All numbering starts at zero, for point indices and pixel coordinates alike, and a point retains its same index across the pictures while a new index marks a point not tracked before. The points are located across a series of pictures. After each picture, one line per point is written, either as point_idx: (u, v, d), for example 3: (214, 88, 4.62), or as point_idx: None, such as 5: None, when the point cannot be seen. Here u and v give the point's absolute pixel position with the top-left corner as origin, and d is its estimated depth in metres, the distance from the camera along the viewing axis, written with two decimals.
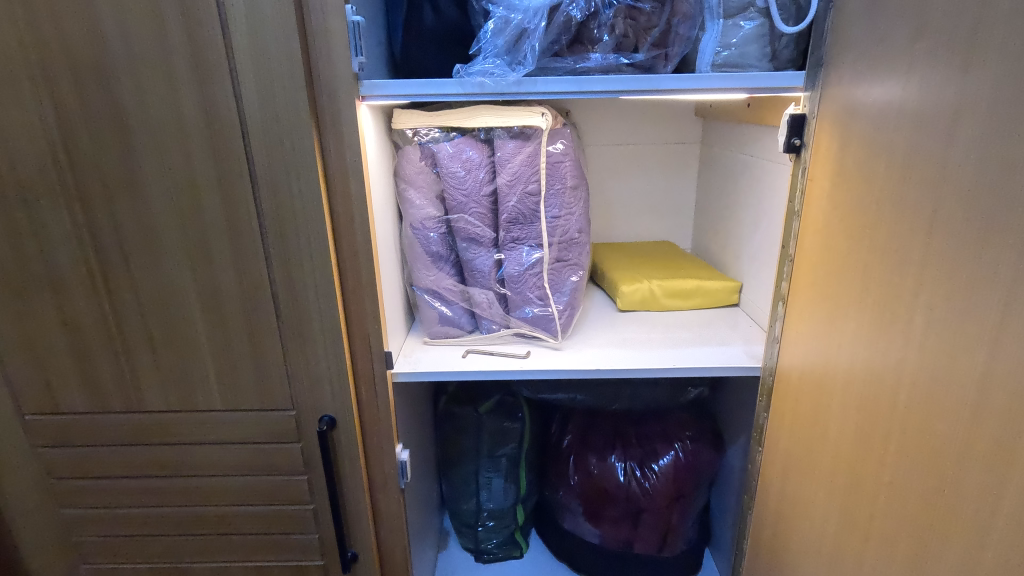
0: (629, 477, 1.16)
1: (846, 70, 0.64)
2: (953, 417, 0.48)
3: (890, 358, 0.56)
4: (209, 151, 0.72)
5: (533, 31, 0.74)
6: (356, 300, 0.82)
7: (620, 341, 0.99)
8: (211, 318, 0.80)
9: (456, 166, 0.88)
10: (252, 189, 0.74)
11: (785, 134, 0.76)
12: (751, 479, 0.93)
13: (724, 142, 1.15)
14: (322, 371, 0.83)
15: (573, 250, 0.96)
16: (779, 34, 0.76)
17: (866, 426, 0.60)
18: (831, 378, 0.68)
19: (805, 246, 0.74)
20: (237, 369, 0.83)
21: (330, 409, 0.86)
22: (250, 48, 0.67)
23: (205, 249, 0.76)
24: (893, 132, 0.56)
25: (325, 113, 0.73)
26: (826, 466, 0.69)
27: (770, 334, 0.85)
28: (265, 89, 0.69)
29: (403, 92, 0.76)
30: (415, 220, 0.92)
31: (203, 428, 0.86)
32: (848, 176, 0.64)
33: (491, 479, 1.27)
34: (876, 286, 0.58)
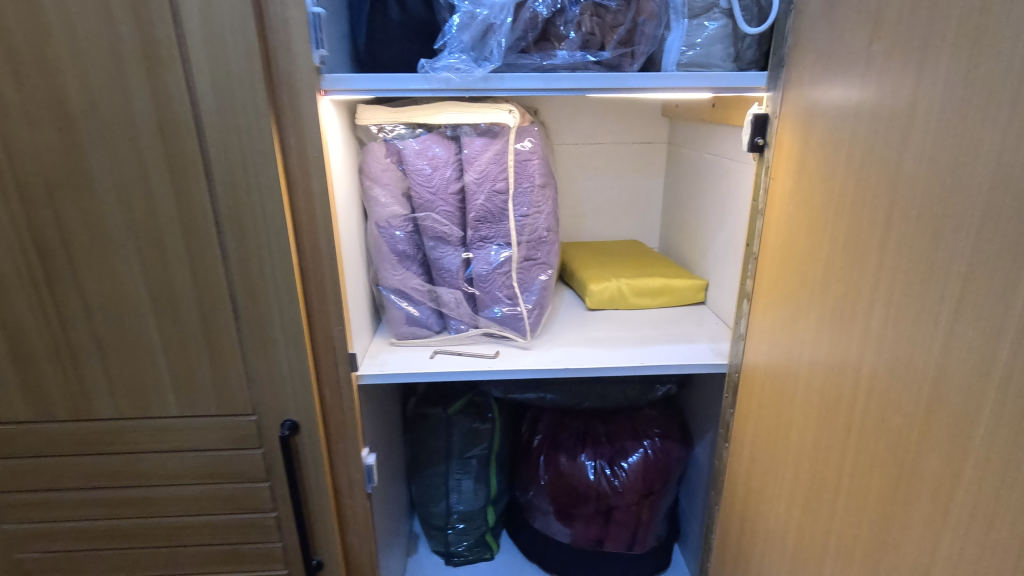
0: (599, 475, 1.16)
1: (805, 71, 0.66)
2: (910, 411, 0.49)
3: (850, 353, 0.57)
4: (161, 144, 0.69)
5: (499, 26, 0.74)
6: (320, 300, 0.80)
7: (589, 340, 0.99)
8: (165, 320, 0.76)
9: (422, 163, 0.87)
10: (207, 184, 0.71)
11: (749, 134, 0.76)
12: (718, 475, 0.94)
13: (690, 142, 1.17)
14: (284, 374, 0.80)
15: (542, 248, 0.95)
16: (743, 35, 0.77)
17: (828, 420, 0.62)
18: (794, 374, 0.69)
19: (768, 245, 0.75)
20: (193, 373, 0.79)
21: (292, 413, 0.83)
22: (204, 37, 0.64)
23: (157, 248, 0.73)
24: (851, 131, 0.57)
25: (285, 107, 0.71)
26: (790, 461, 0.70)
27: (736, 332, 0.87)
28: (221, 81, 0.66)
29: (366, 87, 0.74)
30: (381, 218, 0.90)
31: (158, 435, 0.83)
32: (808, 175, 0.65)
33: (461, 481, 1.25)
34: (837, 283, 0.59)
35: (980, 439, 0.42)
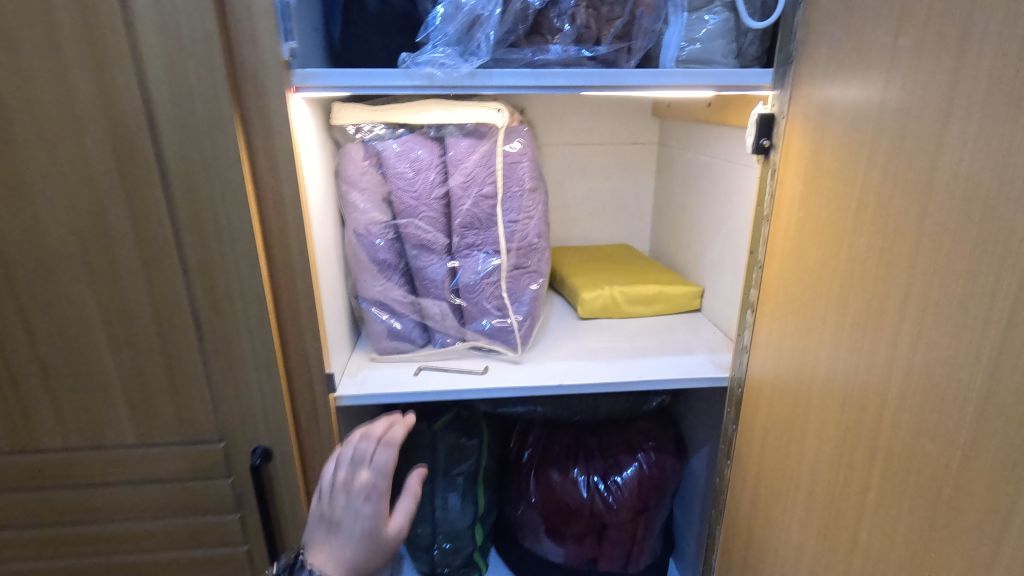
0: (592, 492, 1.11)
1: (817, 68, 0.61)
2: (948, 440, 0.45)
3: (874, 373, 0.53)
4: (110, 146, 0.61)
5: (487, 18, 0.68)
6: (293, 317, 0.73)
7: (583, 352, 0.93)
8: (119, 340, 0.69)
9: (404, 166, 0.81)
10: (164, 190, 0.63)
11: (753, 135, 0.72)
12: (720, 493, 0.89)
13: (682, 143, 1.12)
14: (254, 397, 0.73)
15: (533, 256, 0.90)
16: (745, 30, 0.72)
17: (848, 444, 0.57)
18: (807, 392, 0.64)
19: (775, 253, 0.71)
20: (152, 397, 0.72)
21: (264, 440, 0.76)
22: (158, 27, 0.58)
23: (108, 261, 0.66)
24: (874, 133, 0.52)
25: (251, 106, 0.64)
26: (803, 484, 0.65)
27: (738, 344, 0.82)
28: (178, 76, 0.59)
29: (341, 83, 0.67)
30: (359, 225, 0.84)
31: (113, 466, 0.75)
32: (821, 179, 0.61)
33: (446, 499, 1.18)
34: (857, 297, 0.55)
35: None
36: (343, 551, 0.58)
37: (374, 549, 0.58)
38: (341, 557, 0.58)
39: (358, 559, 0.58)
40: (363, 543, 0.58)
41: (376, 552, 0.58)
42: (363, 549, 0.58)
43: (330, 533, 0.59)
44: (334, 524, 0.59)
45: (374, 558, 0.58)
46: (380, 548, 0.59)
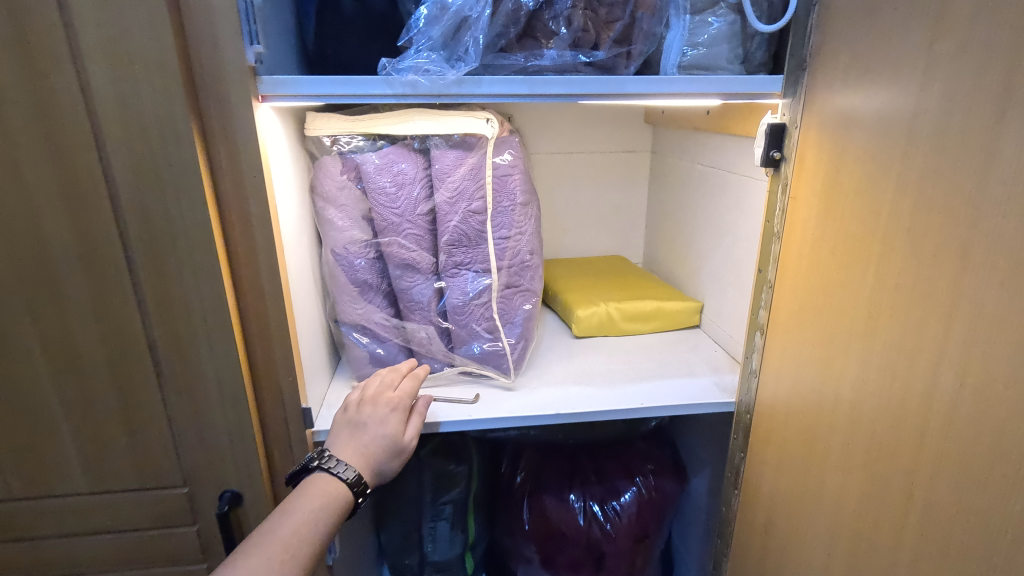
0: (590, 519, 1.06)
1: (835, 75, 0.56)
2: (1006, 493, 0.40)
3: (911, 411, 0.48)
4: (51, 163, 0.54)
5: (476, 20, 0.62)
6: (264, 348, 0.66)
7: (580, 376, 0.88)
8: (65, 379, 0.61)
9: (385, 180, 0.74)
10: (115, 213, 0.57)
11: (762, 146, 0.67)
12: (728, 524, 0.84)
13: (678, 151, 1.07)
14: (221, 438, 0.66)
15: (526, 275, 0.84)
16: (752, 34, 0.68)
17: (878, 485, 0.52)
18: (827, 425, 0.60)
19: (787, 273, 0.66)
20: (106, 441, 0.65)
21: (233, 483, 0.69)
22: (103, 30, 0.51)
23: (51, 292, 0.58)
24: (906, 148, 0.48)
25: (213, 117, 0.57)
26: (824, 524, 0.61)
27: (746, 368, 0.77)
28: (128, 85, 0.53)
29: (314, 91, 0.60)
30: (337, 244, 0.77)
31: (63, 517, 0.67)
32: (841, 196, 0.56)
33: (434, 528, 1.11)
34: (889, 327, 0.50)
35: None
36: (369, 448, 0.66)
37: (393, 450, 0.68)
38: (365, 452, 0.66)
39: (379, 455, 0.66)
40: (387, 443, 0.67)
41: (395, 452, 0.68)
42: (384, 448, 0.67)
43: (357, 432, 0.67)
44: (363, 424, 0.68)
45: (392, 458, 0.67)
46: (399, 449, 0.68)
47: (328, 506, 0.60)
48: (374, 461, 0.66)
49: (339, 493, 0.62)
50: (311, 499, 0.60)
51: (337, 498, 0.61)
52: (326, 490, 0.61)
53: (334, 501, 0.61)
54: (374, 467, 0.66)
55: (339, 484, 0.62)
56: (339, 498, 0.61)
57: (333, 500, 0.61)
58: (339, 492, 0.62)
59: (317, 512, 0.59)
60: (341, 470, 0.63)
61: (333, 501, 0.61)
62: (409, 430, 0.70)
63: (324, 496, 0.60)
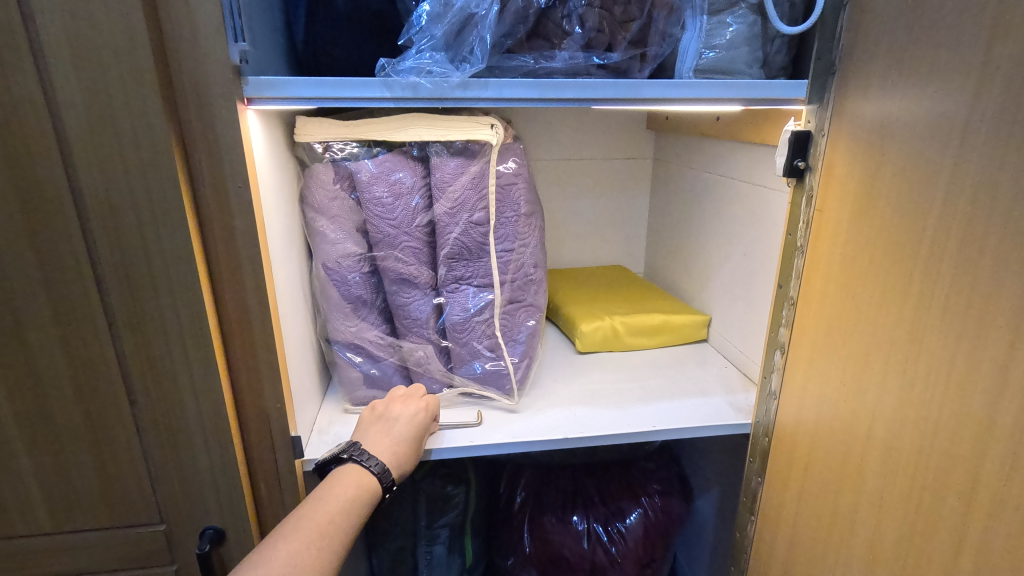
0: (595, 543, 1.00)
1: (869, 80, 0.52)
2: None
3: (963, 445, 0.44)
4: (8, 173, 0.49)
5: (483, 18, 0.58)
6: (250, 373, 0.61)
7: (586, 396, 0.83)
8: (25, 410, 0.55)
9: (381, 190, 0.69)
10: (82, 227, 0.51)
11: (785, 155, 0.63)
12: (742, 551, 0.80)
13: (683, 158, 1.03)
14: (202, 472, 0.61)
15: (529, 289, 0.79)
16: (773, 36, 0.64)
17: (921, 524, 0.48)
18: (859, 454, 0.55)
19: (812, 290, 0.62)
20: (72, 476, 0.59)
21: (215, 520, 0.63)
22: (68, 26, 0.45)
23: (10, 316, 0.52)
24: (957, 159, 0.44)
25: (192, 121, 0.52)
26: (856, 560, 0.56)
27: (764, 388, 0.73)
28: (96, 87, 0.47)
29: (306, 94, 0.56)
30: (329, 258, 0.72)
31: (25, 560, 0.61)
32: (876, 210, 0.52)
33: (431, 553, 1.05)
34: (936, 351, 0.46)
35: None
36: (405, 447, 0.65)
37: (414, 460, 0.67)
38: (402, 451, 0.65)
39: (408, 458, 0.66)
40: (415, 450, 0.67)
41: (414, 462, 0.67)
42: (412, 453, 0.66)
43: (390, 429, 0.67)
44: (388, 417, 0.69)
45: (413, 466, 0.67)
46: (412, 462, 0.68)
47: (358, 497, 0.59)
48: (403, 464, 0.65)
49: (371, 484, 0.61)
50: (343, 489, 0.59)
51: (365, 488, 0.60)
52: (358, 481, 0.60)
53: (362, 490, 0.59)
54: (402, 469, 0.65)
55: (366, 475, 0.61)
56: (367, 490, 0.60)
57: (365, 491, 0.60)
58: (369, 484, 0.60)
59: (349, 502, 0.58)
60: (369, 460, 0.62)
61: (364, 492, 0.60)
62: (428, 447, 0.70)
63: (356, 486, 0.59)
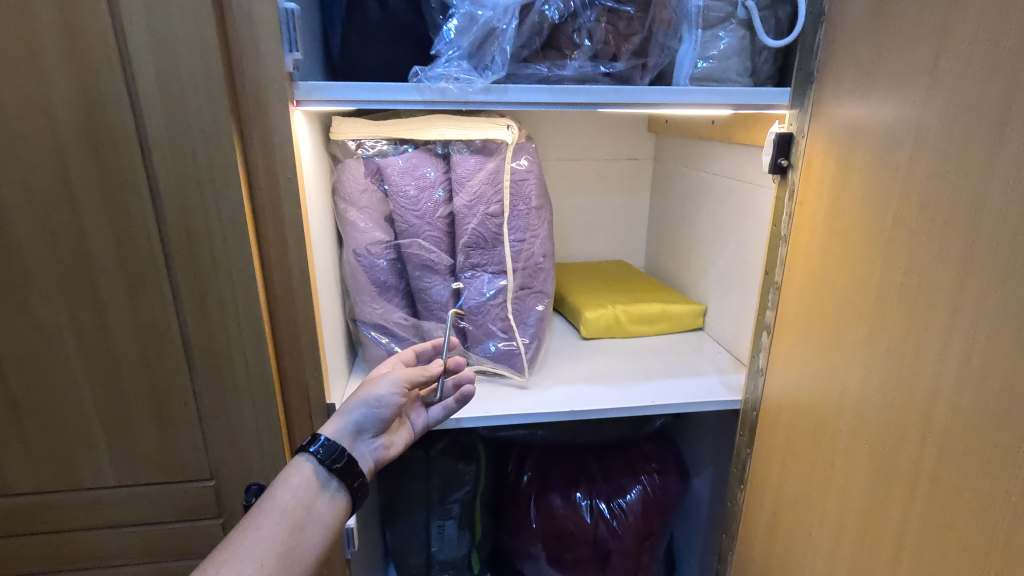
0: (597, 517, 1.07)
1: (842, 88, 0.60)
2: (1003, 477, 0.43)
3: (916, 402, 0.51)
4: (93, 162, 0.56)
5: (504, 31, 0.65)
6: (292, 345, 0.68)
7: (590, 375, 0.91)
8: (99, 373, 0.63)
9: (408, 183, 0.77)
10: (154, 210, 0.58)
11: (770, 154, 0.71)
12: (732, 519, 0.87)
13: (681, 159, 1.11)
14: (248, 433, 0.68)
15: (539, 276, 0.87)
16: (761, 48, 0.71)
17: (883, 475, 0.55)
18: (833, 419, 0.63)
19: (794, 275, 0.69)
20: (135, 434, 0.66)
21: (259, 477, 0.71)
22: (151, 38, 0.53)
23: (88, 289, 0.60)
24: (911, 157, 0.51)
25: (251, 121, 0.59)
26: (830, 514, 0.64)
27: (752, 366, 0.81)
28: (173, 91, 0.55)
29: (348, 97, 0.63)
30: (359, 245, 0.80)
31: (90, 511, 0.69)
32: (848, 202, 0.59)
33: (443, 527, 1.12)
34: (894, 322, 0.53)
35: None
36: (347, 414, 0.64)
37: (372, 423, 0.65)
38: (343, 419, 0.63)
39: (354, 425, 0.63)
40: (366, 411, 0.64)
41: (370, 425, 0.64)
42: (359, 418, 0.64)
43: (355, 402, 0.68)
44: None
45: (368, 432, 0.64)
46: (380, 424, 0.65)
47: (301, 493, 0.57)
48: (347, 434, 0.63)
49: (312, 475, 0.59)
50: (281, 490, 0.57)
51: (312, 477, 0.59)
52: (297, 477, 0.58)
53: (307, 482, 0.59)
54: (348, 440, 0.63)
55: (314, 461, 0.60)
56: (315, 481, 0.59)
57: (308, 484, 0.58)
58: (315, 474, 0.59)
59: (290, 500, 0.57)
60: (312, 444, 0.60)
61: (308, 485, 0.58)
62: (396, 401, 0.65)
63: (296, 483, 0.58)
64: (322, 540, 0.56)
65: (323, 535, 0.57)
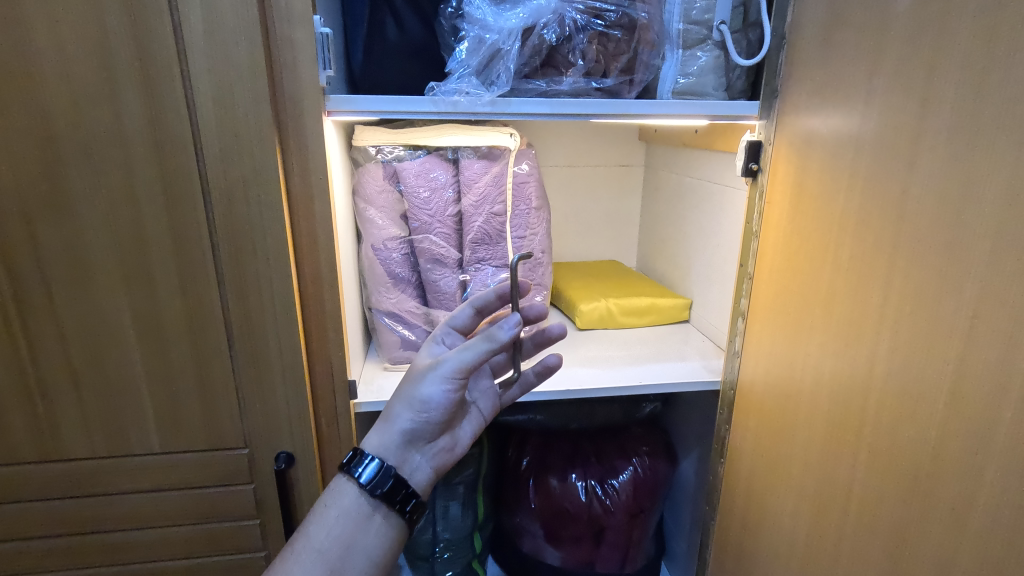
0: (591, 496, 1.15)
1: (801, 103, 0.69)
2: (924, 425, 0.52)
3: (859, 369, 0.60)
4: (155, 164, 0.65)
5: (508, 51, 0.75)
6: (319, 327, 0.77)
7: (585, 360, 1.00)
8: (150, 350, 0.71)
9: (421, 185, 0.86)
10: (205, 207, 0.67)
11: (743, 159, 0.81)
12: (714, 490, 0.96)
13: (668, 166, 1.21)
14: (280, 405, 0.77)
15: (537, 270, 0.95)
16: (734, 66, 0.81)
17: (835, 434, 0.64)
18: (796, 391, 0.72)
19: (764, 266, 0.79)
20: (180, 405, 0.74)
21: (287, 446, 0.79)
22: (208, 58, 0.62)
23: (145, 276, 0.68)
24: (854, 160, 0.60)
25: (289, 129, 0.68)
26: (794, 474, 0.72)
27: (730, 349, 0.89)
28: (224, 102, 0.64)
29: (372, 108, 0.72)
30: (377, 240, 0.88)
31: (136, 475, 0.77)
32: (807, 199, 0.68)
33: (447, 507, 1.18)
34: (842, 302, 0.62)
35: (999, 448, 0.45)
36: (392, 425, 0.61)
37: (422, 430, 0.62)
38: (389, 430, 0.61)
39: (402, 435, 0.61)
40: (411, 418, 0.61)
41: (419, 432, 0.62)
42: (406, 427, 0.61)
43: None
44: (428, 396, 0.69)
45: (420, 440, 0.62)
46: (431, 430, 0.62)
47: (338, 531, 0.58)
48: (396, 448, 0.60)
49: (352, 503, 0.60)
50: (317, 529, 0.58)
51: (351, 510, 0.59)
52: (337, 508, 0.60)
53: (345, 516, 0.59)
54: (398, 454, 0.60)
55: (353, 491, 0.60)
56: (354, 512, 0.59)
57: (348, 514, 0.59)
58: (353, 508, 0.60)
59: (325, 541, 0.57)
60: (355, 468, 0.59)
61: (348, 515, 0.59)
62: (444, 403, 0.60)
63: (337, 514, 0.59)
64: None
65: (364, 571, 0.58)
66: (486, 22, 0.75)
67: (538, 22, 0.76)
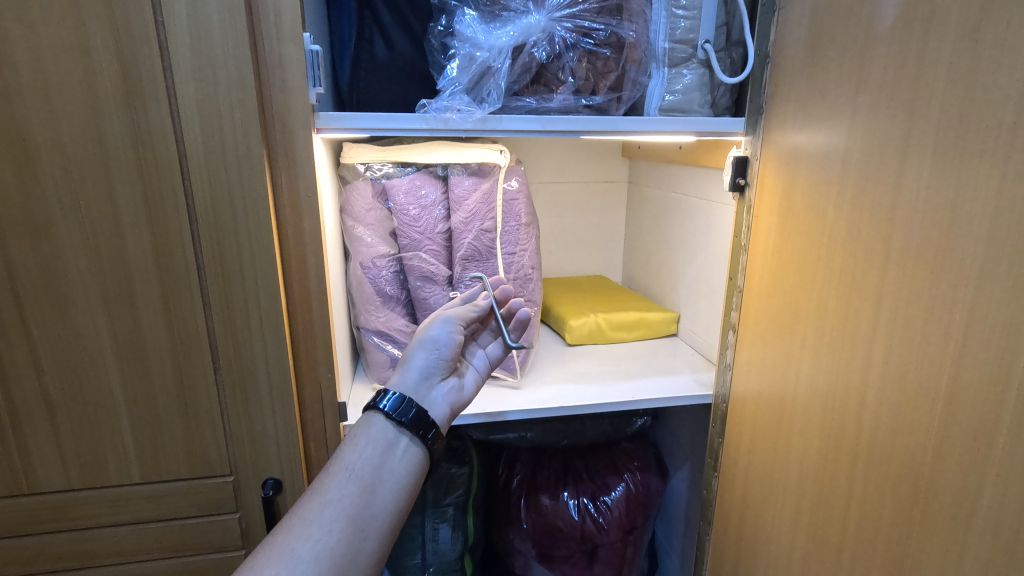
0: (583, 513, 1.14)
1: (787, 120, 0.71)
2: (920, 435, 0.53)
3: (854, 380, 0.61)
4: (138, 182, 0.63)
5: (498, 69, 0.76)
6: (307, 347, 0.75)
7: (577, 376, 0.99)
8: (130, 373, 0.68)
9: (410, 202, 0.85)
10: (190, 226, 0.65)
11: (729, 174, 0.82)
12: (707, 504, 0.96)
13: (652, 181, 1.22)
14: (267, 429, 0.74)
15: (527, 286, 0.94)
16: (718, 84, 0.82)
17: (831, 446, 0.64)
18: (789, 402, 0.72)
19: (754, 279, 0.79)
20: (161, 431, 0.71)
21: (274, 472, 0.77)
22: (195, 74, 0.61)
23: (127, 298, 0.66)
24: (841, 174, 0.62)
25: (278, 146, 0.67)
26: (791, 485, 0.72)
27: (722, 362, 0.90)
28: (211, 119, 0.62)
29: (361, 125, 0.72)
30: (365, 258, 0.87)
31: (116, 507, 0.73)
32: (795, 213, 0.70)
33: (437, 530, 1.14)
34: (834, 313, 0.63)
35: (998, 455, 0.46)
36: (410, 365, 0.64)
37: (435, 369, 0.64)
38: (407, 371, 0.63)
39: (418, 373, 0.63)
40: (424, 357, 0.64)
41: (432, 372, 0.64)
42: (420, 366, 0.64)
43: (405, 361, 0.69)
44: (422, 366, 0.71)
45: (433, 378, 0.64)
46: (443, 371, 0.65)
47: (369, 454, 0.55)
48: (415, 383, 0.62)
49: (381, 431, 0.57)
50: (349, 453, 0.55)
51: (379, 438, 0.56)
52: (366, 436, 0.56)
53: (374, 444, 0.56)
54: (419, 389, 0.62)
55: (380, 420, 0.58)
56: (381, 441, 0.56)
57: (377, 440, 0.56)
58: (380, 436, 0.57)
59: (358, 461, 0.54)
60: (380, 400, 0.58)
61: (376, 444, 0.56)
62: (454, 341, 0.65)
63: (366, 441, 0.56)
64: (394, 499, 0.53)
65: (395, 494, 0.53)
66: (477, 39, 0.75)
67: (529, 40, 0.77)
